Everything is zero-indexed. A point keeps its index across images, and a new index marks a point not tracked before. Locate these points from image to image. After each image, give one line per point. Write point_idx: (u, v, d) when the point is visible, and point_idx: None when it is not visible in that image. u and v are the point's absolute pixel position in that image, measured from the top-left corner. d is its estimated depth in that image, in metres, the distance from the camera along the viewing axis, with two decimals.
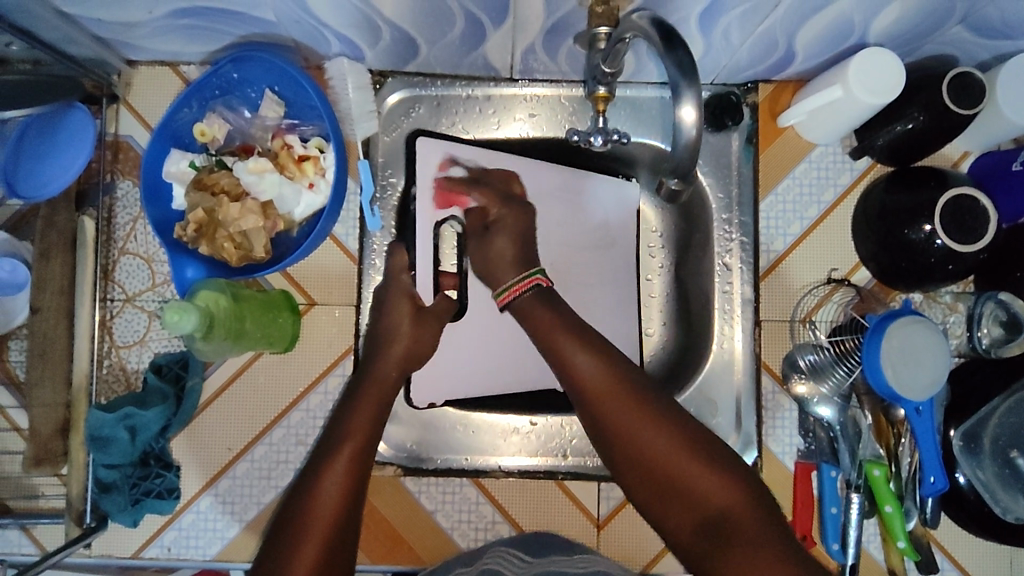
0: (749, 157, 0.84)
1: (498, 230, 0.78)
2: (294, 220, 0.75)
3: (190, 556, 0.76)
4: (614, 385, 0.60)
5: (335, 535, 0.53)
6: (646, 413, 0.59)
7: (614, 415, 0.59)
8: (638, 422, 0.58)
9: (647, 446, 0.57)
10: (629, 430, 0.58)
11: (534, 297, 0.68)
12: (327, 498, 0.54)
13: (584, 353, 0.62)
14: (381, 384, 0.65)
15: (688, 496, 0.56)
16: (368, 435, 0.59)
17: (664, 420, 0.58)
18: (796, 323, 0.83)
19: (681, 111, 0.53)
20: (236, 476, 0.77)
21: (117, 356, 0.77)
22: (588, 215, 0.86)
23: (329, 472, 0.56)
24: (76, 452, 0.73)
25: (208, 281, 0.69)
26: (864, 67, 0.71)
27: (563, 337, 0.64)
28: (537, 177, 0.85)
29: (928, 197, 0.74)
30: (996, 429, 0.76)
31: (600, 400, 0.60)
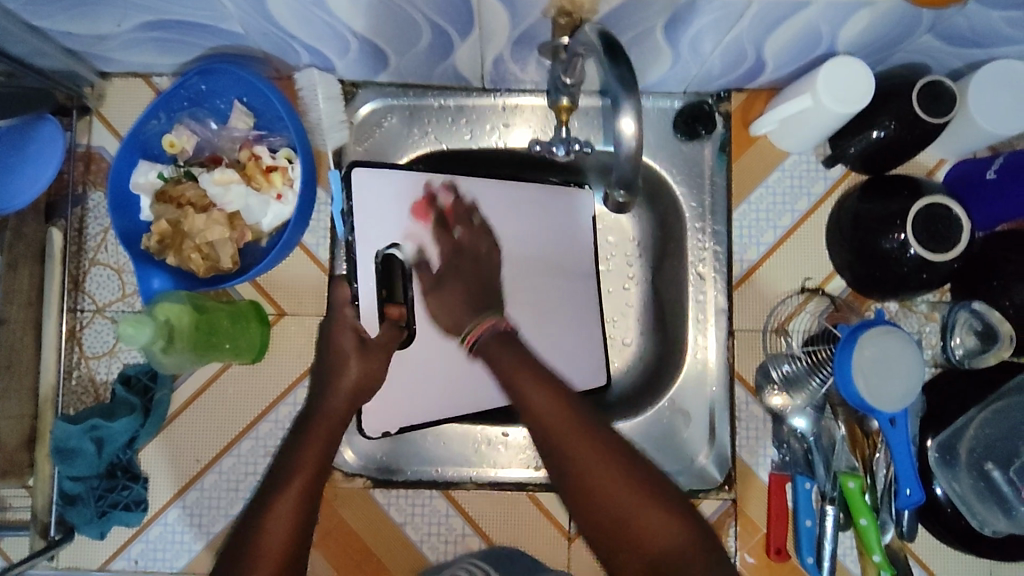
0: (722, 165, 0.84)
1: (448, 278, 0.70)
2: (263, 230, 0.75)
3: (158, 568, 0.76)
4: (568, 417, 0.57)
5: (290, 559, 0.54)
6: (599, 451, 0.55)
7: (562, 448, 0.56)
8: (591, 461, 0.55)
9: (597, 489, 0.54)
10: (574, 467, 0.55)
11: (495, 337, 0.62)
12: (275, 531, 0.55)
13: (546, 388, 0.58)
14: (328, 418, 0.63)
15: (634, 537, 0.53)
16: (319, 467, 0.59)
17: (617, 460, 0.55)
18: (768, 333, 0.82)
19: (620, 123, 0.53)
20: (204, 489, 0.76)
21: (86, 367, 0.76)
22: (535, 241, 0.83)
23: (283, 499, 0.57)
24: (41, 464, 0.73)
25: (171, 293, 0.69)
26: (833, 76, 0.70)
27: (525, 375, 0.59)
28: (481, 198, 0.80)
29: (900, 207, 0.73)
30: (972, 441, 0.75)
31: (550, 433, 0.56)
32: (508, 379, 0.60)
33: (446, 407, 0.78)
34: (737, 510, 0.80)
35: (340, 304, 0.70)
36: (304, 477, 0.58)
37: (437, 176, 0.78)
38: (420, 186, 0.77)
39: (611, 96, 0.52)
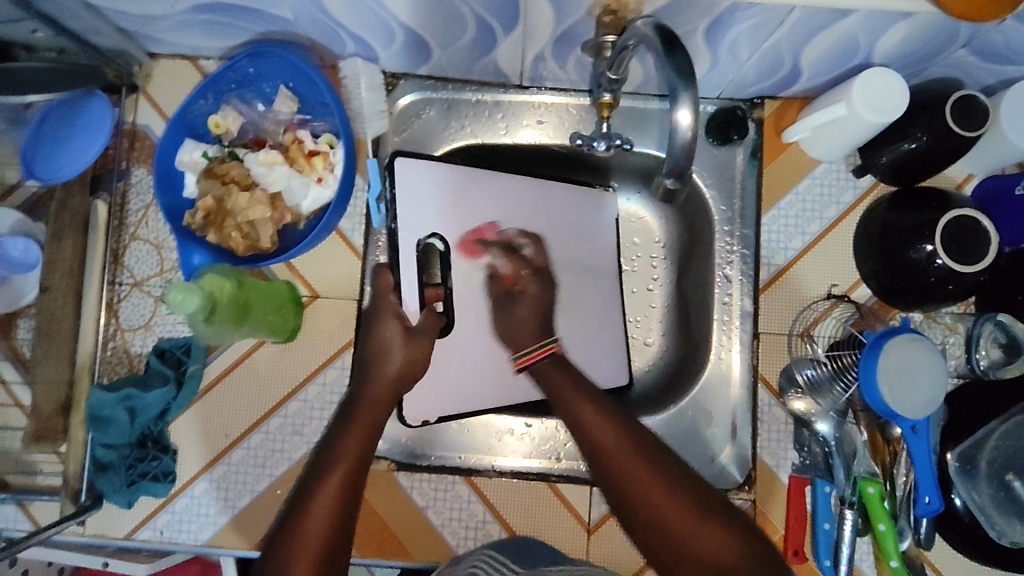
0: (753, 171, 0.85)
1: (520, 298, 0.79)
2: (302, 212, 0.77)
3: (182, 540, 0.77)
4: (629, 450, 0.61)
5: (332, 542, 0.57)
6: (658, 481, 0.59)
7: (623, 481, 0.60)
8: (652, 491, 0.59)
9: (662, 515, 0.58)
10: (645, 500, 0.58)
11: (554, 362, 0.72)
12: (316, 516, 0.57)
13: (600, 416, 0.64)
14: (370, 407, 0.66)
15: (704, 563, 0.56)
16: (359, 458, 0.62)
17: (678, 490, 0.59)
18: (793, 337, 0.83)
19: (676, 114, 0.54)
20: (232, 463, 0.78)
21: (121, 339, 0.78)
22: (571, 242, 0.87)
23: (325, 487, 0.59)
24: (75, 431, 0.74)
25: (214, 266, 0.70)
26: (869, 85, 0.72)
27: (582, 406, 0.65)
28: (512, 195, 0.84)
29: (930, 218, 0.75)
30: (992, 453, 0.76)
31: (611, 461, 0.61)
32: (574, 422, 0.65)
33: (477, 396, 0.81)
34: (755, 512, 0.80)
35: (384, 291, 0.75)
36: (345, 467, 0.61)
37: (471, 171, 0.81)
38: (450, 177, 0.80)
39: (668, 89, 0.54)
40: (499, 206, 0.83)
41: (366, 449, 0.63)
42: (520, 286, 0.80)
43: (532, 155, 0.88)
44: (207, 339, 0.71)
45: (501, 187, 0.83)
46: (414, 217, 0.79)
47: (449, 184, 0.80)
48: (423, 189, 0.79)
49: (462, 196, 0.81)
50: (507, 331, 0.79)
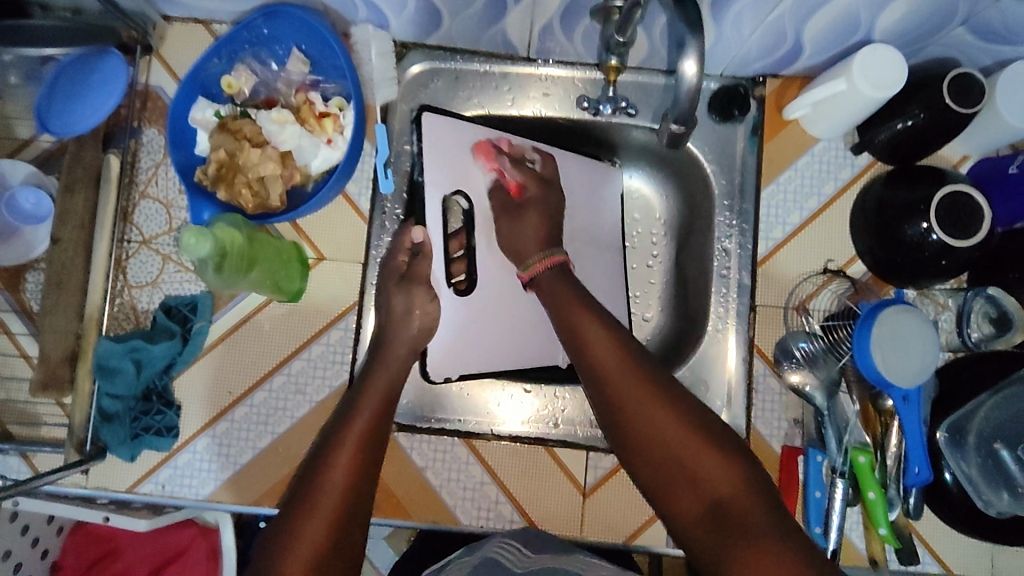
0: (753, 146, 0.86)
1: (527, 207, 0.79)
2: (311, 173, 0.78)
3: (184, 494, 0.78)
4: (635, 376, 0.63)
5: (343, 517, 0.58)
6: (665, 408, 0.61)
7: (624, 402, 0.62)
8: (654, 415, 0.61)
9: (662, 433, 0.60)
10: (648, 424, 0.61)
11: (556, 275, 0.74)
12: (329, 492, 0.59)
13: (600, 336, 0.66)
14: (381, 386, 0.70)
15: (702, 488, 0.58)
16: (370, 437, 0.64)
17: (684, 416, 0.61)
18: (789, 310, 0.85)
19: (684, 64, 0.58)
20: (235, 420, 0.79)
21: (128, 295, 0.79)
22: (583, 213, 0.90)
23: (336, 464, 0.61)
24: (82, 381, 0.75)
25: (224, 217, 0.71)
26: (869, 61, 0.74)
27: (584, 322, 0.68)
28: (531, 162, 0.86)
29: (925, 193, 0.77)
30: (981, 423, 0.78)
31: (613, 379, 0.64)
32: (577, 336, 0.68)
33: (489, 357, 0.82)
34: None
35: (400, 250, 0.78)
36: (356, 444, 0.63)
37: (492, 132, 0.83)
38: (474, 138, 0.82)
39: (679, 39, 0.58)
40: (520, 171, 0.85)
41: (367, 446, 0.64)
42: (528, 195, 0.80)
43: (537, 127, 0.88)
44: (218, 289, 0.72)
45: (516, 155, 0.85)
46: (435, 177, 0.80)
47: (466, 148, 0.82)
48: (445, 146, 0.81)
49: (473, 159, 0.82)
50: (513, 241, 0.79)
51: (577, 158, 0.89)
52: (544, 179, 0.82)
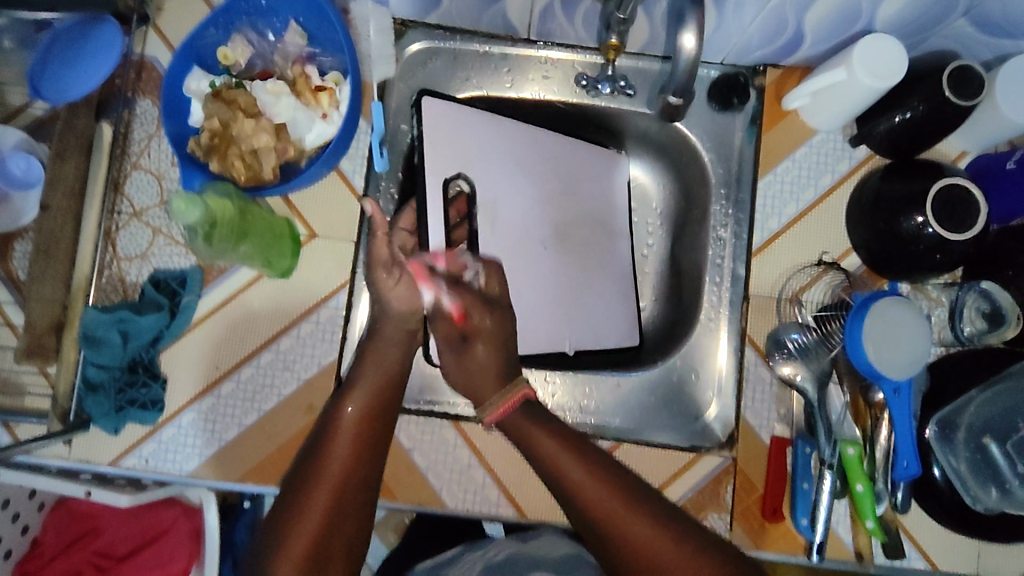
0: (751, 137, 0.86)
1: (475, 339, 0.74)
2: (305, 147, 0.78)
3: (168, 469, 0.77)
4: (623, 499, 0.61)
5: (324, 536, 0.59)
6: (659, 533, 0.60)
7: (618, 535, 0.60)
8: (652, 543, 0.59)
9: (664, 562, 0.59)
10: (645, 550, 0.59)
11: (524, 411, 0.69)
12: (312, 513, 0.60)
13: (577, 462, 0.63)
14: (380, 370, 0.70)
15: None
16: (360, 445, 0.64)
17: (679, 540, 0.59)
18: (782, 301, 0.84)
19: (682, 38, 0.61)
20: (222, 396, 0.78)
21: (117, 268, 0.78)
22: (584, 199, 0.89)
23: (319, 488, 0.61)
24: (68, 350, 0.74)
25: (217, 185, 0.71)
26: (868, 51, 0.73)
27: (555, 449, 0.65)
28: (535, 146, 0.86)
29: (921, 187, 0.76)
30: (971, 418, 0.77)
31: (602, 512, 0.61)
32: (549, 464, 0.65)
33: None
34: (734, 469, 0.81)
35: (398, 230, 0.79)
36: (346, 446, 0.64)
37: (492, 118, 0.83)
38: (480, 119, 0.83)
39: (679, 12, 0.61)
40: (527, 157, 0.86)
41: (359, 457, 0.63)
42: (476, 325, 0.74)
43: (536, 111, 0.88)
44: (204, 255, 0.72)
45: (520, 138, 0.85)
46: (435, 160, 0.81)
47: (467, 130, 0.82)
48: (444, 132, 0.81)
49: (479, 141, 0.83)
50: (464, 373, 0.74)
51: (579, 144, 0.89)
52: (488, 300, 0.76)
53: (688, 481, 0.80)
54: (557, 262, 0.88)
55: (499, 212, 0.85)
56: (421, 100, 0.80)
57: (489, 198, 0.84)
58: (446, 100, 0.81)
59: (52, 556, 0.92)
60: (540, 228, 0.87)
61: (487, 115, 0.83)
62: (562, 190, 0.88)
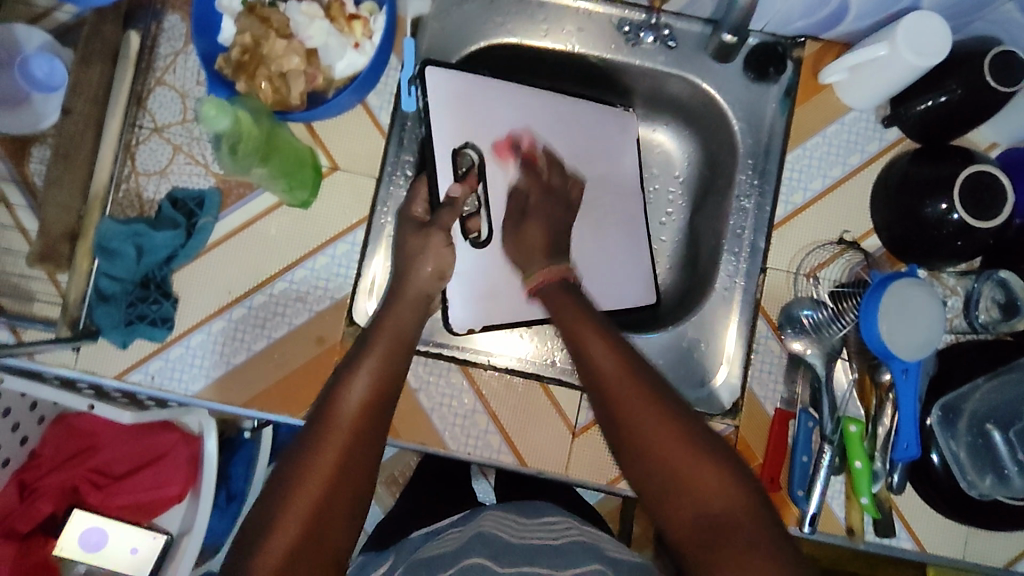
0: (784, 109, 0.85)
1: (532, 216, 0.78)
2: (334, 75, 0.77)
3: (172, 387, 0.76)
4: (639, 388, 0.61)
5: (333, 489, 0.56)
6: (648, 400, 0.61)
7: (631, 413, 0.60)
8: (658, 428, 0.59)
9: (666, 448, 0.59)
10: (636, 409, 0.60)
11: (561, 288, 0.71)
12: (322, 464, 0.57)
13: (600, 341, 0.64)
14: (397, 320, 0.69)
15: (700, 505, 0.57)
16: (379, 402, 0.62)
17: (668, 415, 0.60)
18: (799, 277, 0.84)
19: None
20: (232, 319, 0.77)
21: (135, 182, 0.77)
22: (604, 163, 0.90)
23: (332, 439, 0.58)
24: (81, 260, 0.74)
25: (247, 99, 0.69)
26: (914, 27, 0.72)
27: (583, 327, 0.66)
28: (553, 111, 0.87)
29: (950, 171, 0.76)
30: (976, 404, 0.79)
31: (618, 394, 0.61)
32: (573, 338, 0.66)
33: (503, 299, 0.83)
34: (736, 436, 0.81)
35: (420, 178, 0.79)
36: (361, 405, 0.61)
37: (503, 84, 0.84)
38: (489, 85, 0.83)
39: None
40: (545, 123, 0.86)
41: (351, 450, 0.59)
42: (533, 203, 0.79)
43: (568, 64, 0.88)
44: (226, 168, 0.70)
45: (532, 101, 0.85)
46: (442, 125, 0.81)
47: (478, 91, 0.82)
48: (451, 101, 0.81)
49: (496, 102, 0.83)
50: (519, 247, 0.77)
51: (598, 107, 0.89)
52: (547, 189, 0.81)
53: None
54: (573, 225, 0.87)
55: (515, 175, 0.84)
56: (424, 71, 0.79)
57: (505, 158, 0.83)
58: (451, 70, 0.81)
59: (50, 467, 0.93)
60: None
61: (499, 83, 0.84)
62: (579, 151, 0.88)
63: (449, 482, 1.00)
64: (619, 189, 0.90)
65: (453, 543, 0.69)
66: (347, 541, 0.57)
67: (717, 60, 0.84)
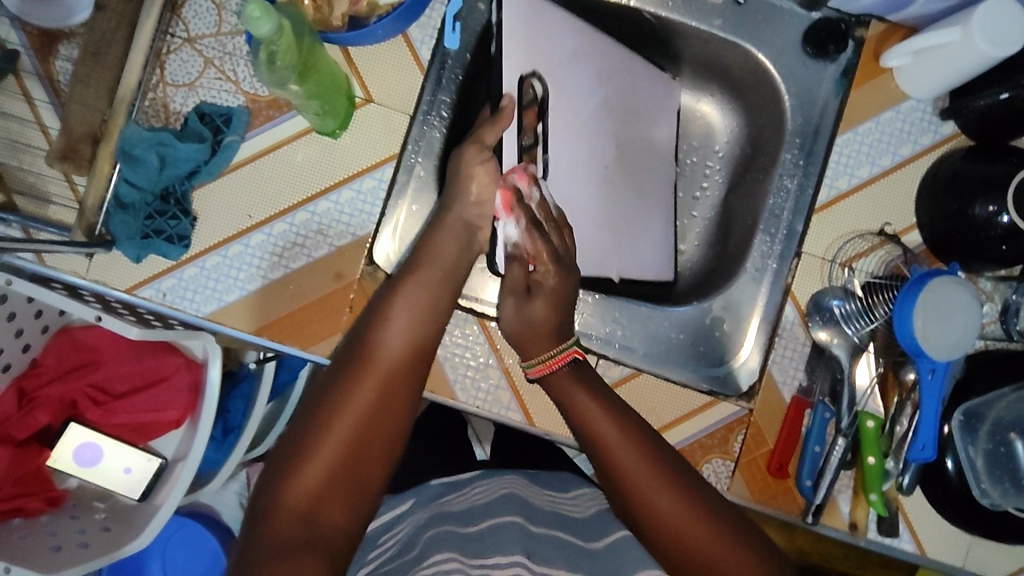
0: (840, 90, 0.81)
1: (537, 292, 0.71)
2: (379, 4, 0.74)
3: (184, 308, 0.74)
4: (643, 459, 0.62)
5: (348, 449, 0.57)
6: (649, 466, 0.61)
7: (632, 475, 0.61)
8: (662, 496, 0.60)
9: (673, 519, 0.59)
10: (650, 497, 0.60)
11: (569, 370, 0.69)
12: (336, 434, 0.57)
13: (596, 406, 0.66)
14: (430, 285, 0.68)
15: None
16: (392, 381, 0.62)
17: (681, 493, 0.60)
18: (834, 265, 0.81)
19: None
20: (249, 246, 0.75)
21: (162, 92, 0.74)
22: (651, 128, 0.87)
23: (345, 412, 0.58)
24: (101, 164, 0.73)
25: (291, 8, 0.67)
26: (993, 16, 0.68)
27: (578, 392, 0.67)
28: (613, 60, 0.82)
29: (1006, 172, 0.73)
30: (1001, 412, 0.78)
31: (620, 461, 0.62)
32: (568, 404, 0.67)
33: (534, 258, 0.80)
34: (749, 420, 0.80)
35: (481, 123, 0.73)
36: (376, 384, 0.61)
37: (570, 17, 0.77)
38: (557, 17, 0.76)
39: None
40: (604, 73, 0.81)
41: (386, 392, 0.61)
42: (540, 274, 0.71)
43: (616, 15, 0.83)
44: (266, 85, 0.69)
45: (595, 44, 0.80)
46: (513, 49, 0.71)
47: (547, 22, 0.75)
48: (524, 24, 0.73)
49: (558, 41, 0.76)
50: (521, 325, 0.71)
51: (645, 68, 0.85)
52: (558, 255, 0.72)
53: (698, 422, 0.79)
54: (612, 185, 0.84)
55: (569, 124, 0.79)
56: None
57: (565, 102, 0.78)
58: None
59: (50, 378, 0.92)
60: (605, 147, 0.83)
61: (567, 15, 0.77)
62: (622, 107, 0.84)
63: (451, 440, 0.98)
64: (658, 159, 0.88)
65: (476, 500, 0.68)
66: (379, 475, 0.58)
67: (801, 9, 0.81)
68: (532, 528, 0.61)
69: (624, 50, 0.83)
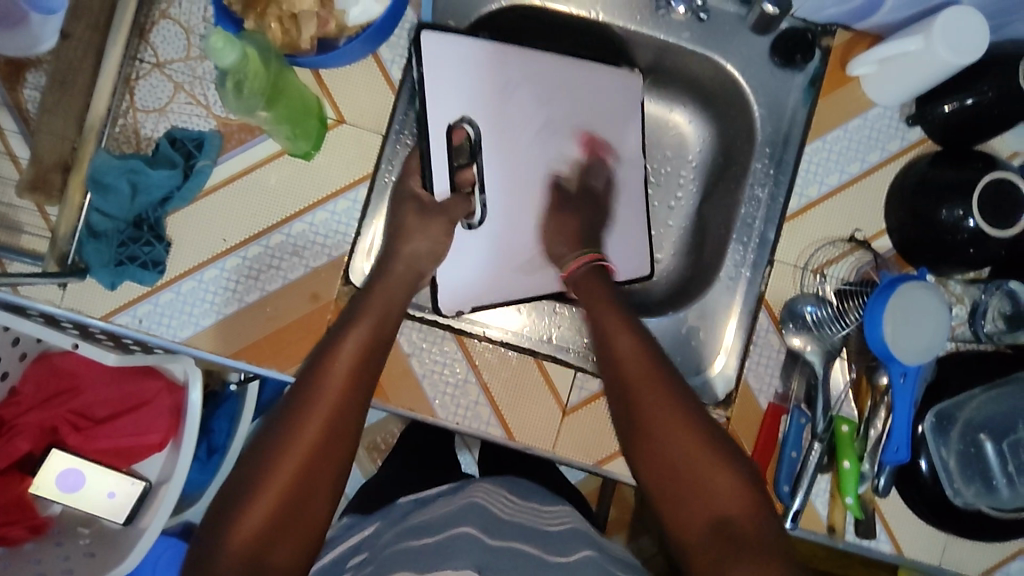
0: (807, 99, 0.83)
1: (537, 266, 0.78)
2: (348, 22, 0.73)
3: (160, 333, 0.74)
4: (654, 374, 0.66)
5: (308, 467, 0.58)
6: (659, 383, 0.66)
7: (640, 389, 0.66)
8: (665, 415, 0.64)
9: (671, 440, 0.63)
10: (655, 414, 0.64)
11: (597, 289, 0.75)
12: (290, 455, 0.58)
13: (617, 321, 0.71)
14: (385, 302, 0.69)
15: (705, 493, 0.61)
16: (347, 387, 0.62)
17: (685, 412, 0.64)
18: (806, 272, 0.82)
19: None
20: (225, 270, 0.75)
21: (132, 118, 0.74)
22: (614, 138, 0.86)
23: (303, 431, 0.59)
24: (73, 194, 0.73)
25: (259, 35, 0.67)
26: (952, 26, 0.70)
27: (602, 308, 0.72)
28: (560, 80, 0.83)
29: (971, 176, 0.74)
30: (971, 413, 0.79)
31: (632, 371, 0.67)
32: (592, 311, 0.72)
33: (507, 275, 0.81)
34: (727, 427, 0.81)
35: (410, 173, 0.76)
36: (331, 398, 0.61)
37: (504, 47, 0.79)
38: (488, 53, 0.78)
39: None
40: (553, 91, 0.83)
41: (342, 406, 0.61)
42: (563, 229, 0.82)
43: (588, 31, 0.85)
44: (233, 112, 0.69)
45: (541, 64, 0.81)
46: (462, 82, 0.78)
47: (480, 57, 0.77)
48: (452, 67, 0.76)
49: (502, 67, 0.79)
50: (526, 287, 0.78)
51: (603, 76, 0.85)
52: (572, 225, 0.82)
53: None
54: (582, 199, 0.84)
55: (513, 153, 0.81)
56: (421, 35, 0.74)
57: (507, 133, 0.81)
58: (446, 32, 0.75)
59: (29, 406, 0.92)
60: (560, 166, 0.84)
61: (504, 47, 0.79)
62: (580, 122, 0.85)
63: (434, 452, 0.99)
64: (623, 167, 0.87)
65: (443, 508, 0.68)
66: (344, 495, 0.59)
67: (757, 30, 0.82)
68: (485, 541, 0.60)
69: (569, 63, 0.84)
